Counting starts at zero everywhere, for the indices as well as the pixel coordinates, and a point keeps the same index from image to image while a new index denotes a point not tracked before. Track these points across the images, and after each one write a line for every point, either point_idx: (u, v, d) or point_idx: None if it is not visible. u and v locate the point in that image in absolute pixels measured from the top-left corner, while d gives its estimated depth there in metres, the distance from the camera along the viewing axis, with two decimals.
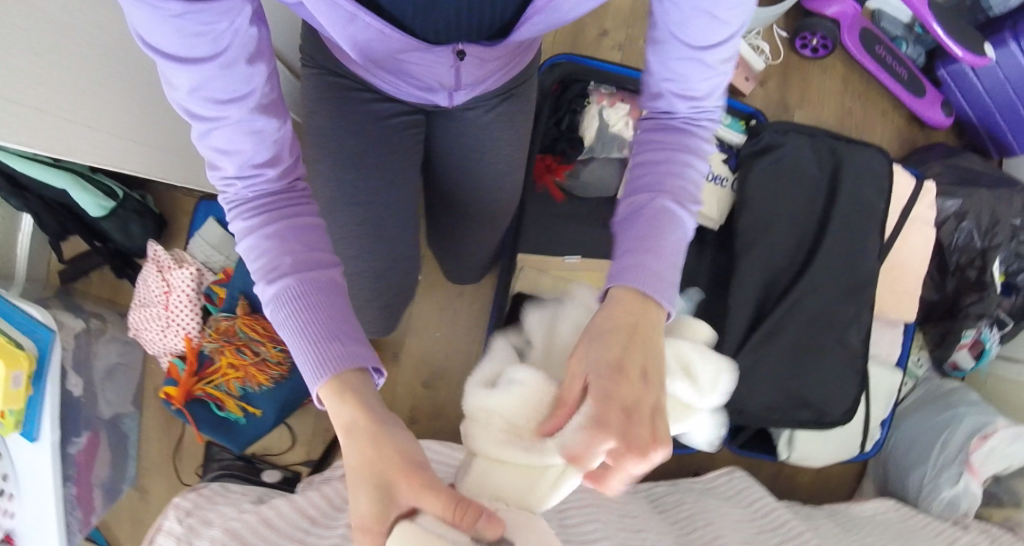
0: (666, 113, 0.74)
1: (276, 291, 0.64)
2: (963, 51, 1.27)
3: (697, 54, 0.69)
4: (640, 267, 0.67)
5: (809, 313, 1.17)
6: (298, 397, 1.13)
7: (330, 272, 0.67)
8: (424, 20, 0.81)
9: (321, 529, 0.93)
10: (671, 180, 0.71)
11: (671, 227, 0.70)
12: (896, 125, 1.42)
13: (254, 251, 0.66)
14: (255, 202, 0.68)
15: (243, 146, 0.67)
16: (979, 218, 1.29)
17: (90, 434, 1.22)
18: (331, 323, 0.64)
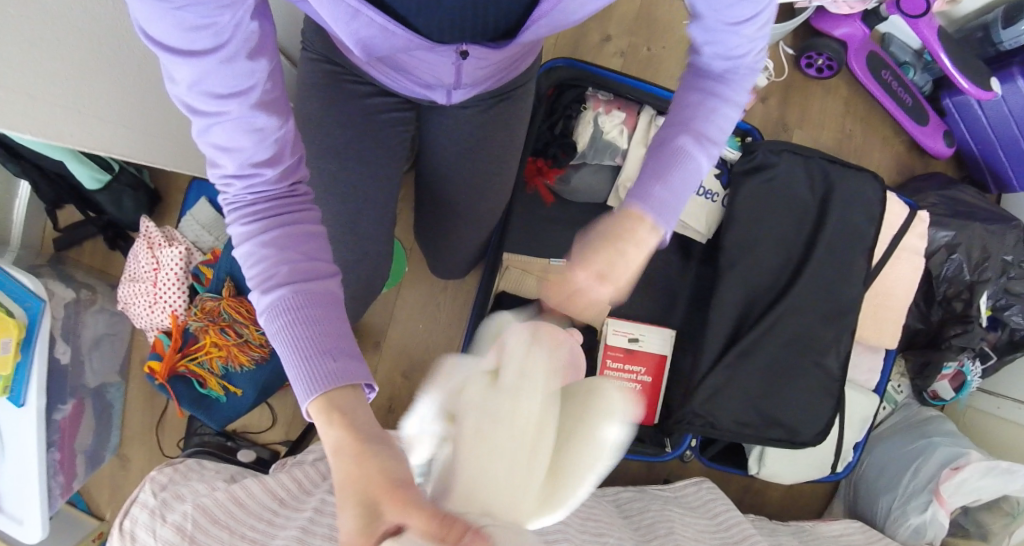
0: (704, 66, 0.75)
1: (274, 299, 0.66)
2: (968, 83, 1.26)
3: (728, 23, 0.70)
4: (649, 193, 0.73)
5: (787, 335, 1.18)
6: (277, 378, 1.17)
7: (326, 282, 0.68)
8: (427, 17, 0.81)
9: (288, 513, 0.96)
10: (694, 121, 0.75)
11: (685, 164, 0.74)
12: (895, 151, 1.42)
13: (253, 257, 0.68)
14: (253, 204, 0.70)
15: (243, 144, 0.69)
16: (970, 252, 1.30)
17: (75, 401, 1.25)
18: (323, 337, 0.65)
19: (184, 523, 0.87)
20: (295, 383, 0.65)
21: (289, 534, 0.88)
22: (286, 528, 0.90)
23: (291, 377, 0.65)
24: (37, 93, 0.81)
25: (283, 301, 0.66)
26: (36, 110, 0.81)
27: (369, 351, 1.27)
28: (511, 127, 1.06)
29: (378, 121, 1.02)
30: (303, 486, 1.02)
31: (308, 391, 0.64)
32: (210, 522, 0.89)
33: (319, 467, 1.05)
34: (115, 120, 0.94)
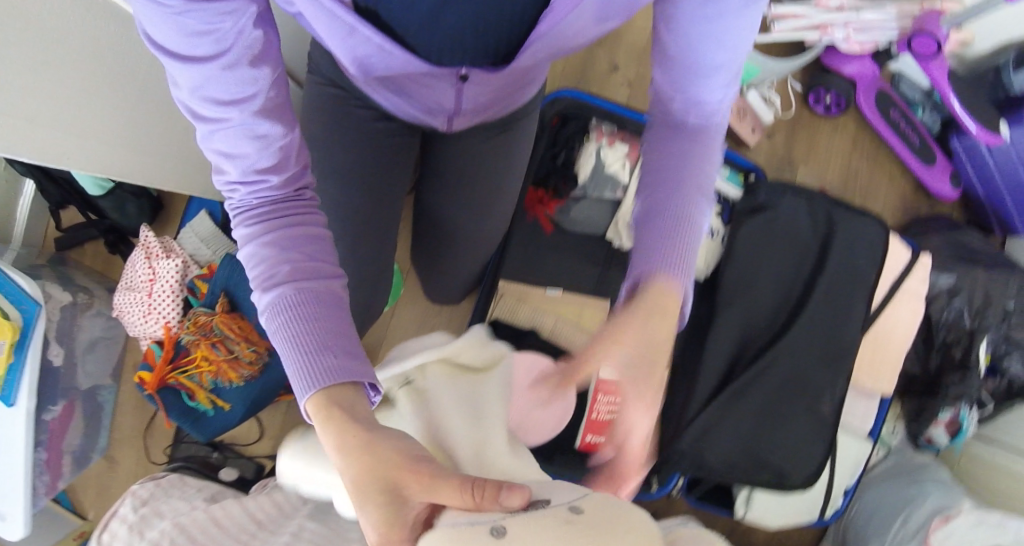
0: (677, 122, 0.75)
1: (273, 300, 0.65)
2: (975, 125, 1.24)
3: (706, 76, 0.71)
4: (660, 260, 0.69)
5: (781, 377, 1.16)
6: (267, 395, 1.14)
7: (329, 283, 0.67)
8: (429, 33, 0.79)
9: (266, 535, 0.93)
10: (690, 182, 0.73)
11: (691, 229, 0.71)
12: (902, 191, 1.41)
13: (254, 259, 0.67)
14: (257, 208, 0.68)
15: (246, 150, 0.67)
16: (971, 298, 1.28)
17: (66, 403, 1.22)
18: (322, 338, 0.64)
19: (161, 538, 0.87)
20: (294, 383, 0.64)
21: None
22: None
23: (289, 376, 0.64)
24: (34, 117, 0.78)
25: (282, 301, 0.65)
26: (31, 131, 0.78)
27: None
28: (514, 155, 1.06)
29: (382, 144, 1.01)
30: (282, 510, 1.00)
31: (307, 391, 0.63)
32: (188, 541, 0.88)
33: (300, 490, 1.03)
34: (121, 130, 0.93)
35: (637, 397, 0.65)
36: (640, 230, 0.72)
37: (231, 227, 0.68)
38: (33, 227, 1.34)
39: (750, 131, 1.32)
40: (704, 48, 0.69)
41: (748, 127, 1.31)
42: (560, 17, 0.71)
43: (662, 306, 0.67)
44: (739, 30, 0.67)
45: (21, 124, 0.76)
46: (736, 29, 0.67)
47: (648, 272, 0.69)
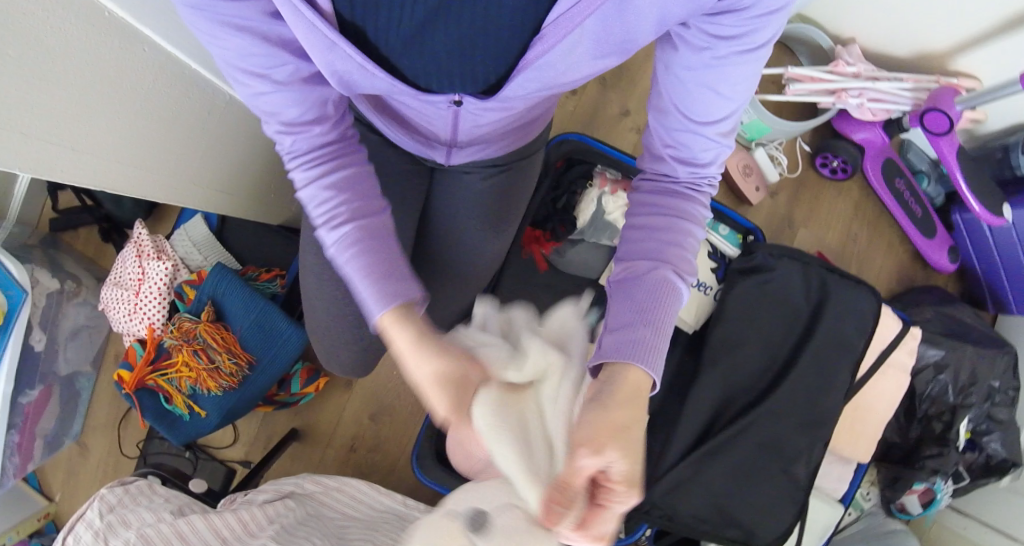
0: (668, 176, 0.81)
1: (341, 233, 0.77)
2: (979, 206, 1.25)
3: (699, 127, 0.77)
4: (637, 338, 0.72)
5: (760, 437, 1.17)
6: (243, 407, 1.13)
7: (379, 216, 0.80)
8: (412, 54, 0.76)
9: None
10: (672, 249, 0.77)
11: (671, 298, 0.75)
12: (900, 259, 1.41)
13: (318, 200, 0.79)
14: (310, 155, 0.80)
15: (292, 109, 0.78)
16: (957, 374, 1.28)
17: (43, 388, 1.16)
18: (386, 261, 0.77)
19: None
20: (367, 301, 0.76)
21: None
22: None
23: (360, 298, 0.77)
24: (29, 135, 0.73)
25: (349, 231, 0.77)
26: (31, 147, 0.74)
27: (339, 388, 1.26)
28: (513, 198, 1.07)
29: (391, 172, 1.02)
30: (247, 528, 0.96)
31: (381, 306, 0.75)
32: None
33: (266, 509, 1.01)
34: None
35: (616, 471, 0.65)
36: (616, 295, 0.77)
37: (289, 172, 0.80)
38: (31, 203, 1.27)
39: (754, 189, 1.35)
40: (700, 100, 0.75)
41: (754, 186, 1.34)
42: (550, 47, 0.72)
43: (633, 386, 0.70)
44: (732, 83, 0.73)
45: (16, 138, 0.72)
46: (729, 82, 0.73)
47: (621, 344, 0.72)
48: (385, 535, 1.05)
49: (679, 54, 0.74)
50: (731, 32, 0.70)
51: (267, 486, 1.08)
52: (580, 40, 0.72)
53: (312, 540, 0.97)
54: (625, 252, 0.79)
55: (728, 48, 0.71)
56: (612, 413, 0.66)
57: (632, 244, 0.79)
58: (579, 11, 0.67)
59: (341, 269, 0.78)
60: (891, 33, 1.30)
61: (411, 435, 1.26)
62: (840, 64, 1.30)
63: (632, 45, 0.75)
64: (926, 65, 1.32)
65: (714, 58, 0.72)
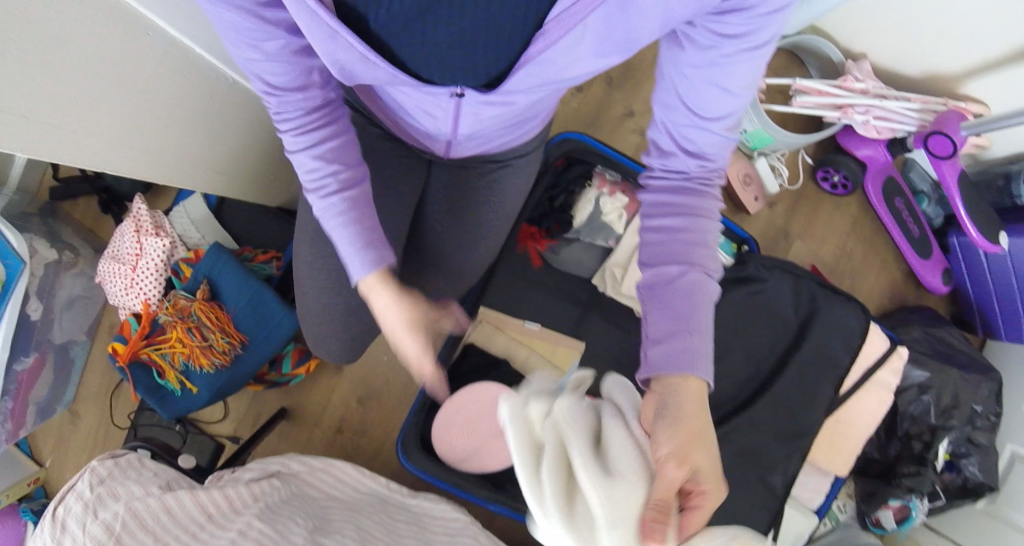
0: (678, 172, 0.79)
1: (330, 202, 0.83)
2: (976, 233, 1.25)
3: (707, 123, 0.76)
4: (683, 349, 0.73)
5: (737, 446, 1.19)
6: (235, 384, 1.16)
7: (361, 185, 0.86)
8: (408, 39, 0.75)
9: (214, 528, 0.92)
10: (698, 252, 0.77)
11: (705, 300, 0.75)
12: (892, 278, 1.43)
13: (309, 167, 0.83)
14: (297, 118, 0.83)
15: (281, 75, 0.79)
16: (940, 396, 1.29)
17: (37, 356, 1.18)
18: (371, 230, 0.84)
19: (113, 522, 0.86)
20: (352, 268, 0.84)
21: None
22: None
23: (345, 263, 0.84)
24: (30, 118, 0.78)
25: (338, 202, 0.83)
26: (33, 131, 0.79)
27: (330, 371, 1.29)
28: (510, 196, 1.08)
29: (390, 166, 1.03)
30: (232, 505, 0.98)
31: (364, 273, 0.83)
32: (138, 526, 0.86)
33: (252, 488, 1.02)
34: (141, 104, 0.90)
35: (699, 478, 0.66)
36: (649, 303, 0.77)
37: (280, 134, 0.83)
38: (31, 172, 1.28)
39: (754, 199, 1.36)
40: (707, 96, 0.74)
41: (752, 196, 1.35)
42: (553, 41, 0.72)
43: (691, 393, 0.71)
44: (740, 79, 0.72)
45: (18, 122, 0.77)
46: (737, 78, 0.72)
47: (663, 355, 0.73)
48: (366, 518, 1.07)
49: (685, 52, 0.73)
50: (738, 30, 0.69)
51: (253, 465, 1.10)
52: (581, 37, 0.72)
53: (295, 520, 0.98)
54: (648, 257, 0.79)
55: (735, 47, 0.70)
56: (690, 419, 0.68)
57: (653, 247, 0.78)
58: (580, 9, 0.68)
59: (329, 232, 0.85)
60: (903, 52, 1.30)
61: (396, 420, 1.29)
62: (848, 79, 1.30)
63: (633, 44, 0.76)
64: (934, 87, 1.32)
65: (721, 55, 0.71)
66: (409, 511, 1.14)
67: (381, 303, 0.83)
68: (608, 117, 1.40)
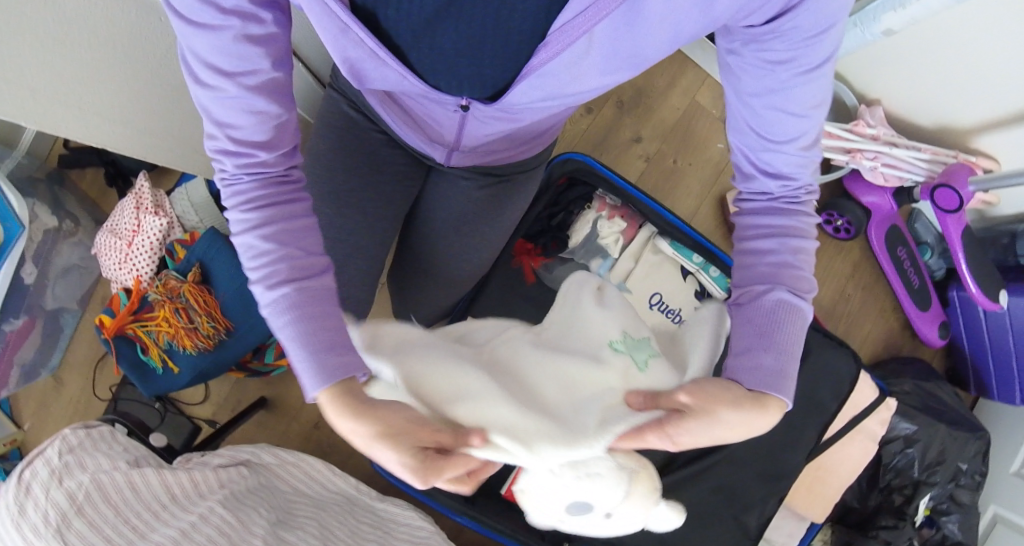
0: (761, 193, 0.77)
1: (280, 295, 0.68)
2: (976, 288, 1.24)
3: (779, 145, 0.73)
4: (760, 365, 0.71)
5: (716, 481, 1.17)
6: (216, 369, 1.16)
7: (321, 279, 0.70)
8: (422, 47, 0.76)
9: (177, 509, 0.90)
10: (786, 273, 0.74)
11: (794, 322, 0.72)
12: (889, 327, 1.42)
13: (256, 251, 0.69)
14: (251, 186, 0.70)
15: (242, 123, 0.69)
16: (926, 450, 1.26)
17: (27, 319, 1.19)
18: (329, 332, 0.68)
19: (77, 491, 0.85)
20: (306, 374, 0.67)
21: (164, 536, 0.84)
22: (164, 527, 0.86)
23: (297, 369, 0.68)
24: (38, 91, 0.79)
25: (288, 293, 0.68)
26: (37, 101, 0.79)
27: None
28: (508, 212, 1.08)
29: (391, 169, 1.03)
30: (197, 488, 0.96)
31: (320, 384, 0.66)
32: (102, 500, 0.85)
33: (219, 474, 1.00)
34: (145, 80, 0.90)
35: (703, 413, 0.69)
36: (735, 322, 0.75)
37: (227, 208, 0.70)
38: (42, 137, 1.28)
39: None
40: (774, 121, 0.72)
41: None
42: (555, 53, 0.71)
43: (737, 395, 0.70)
44: (804, 99, 0.70)
45: (27, 95, 0.77)
46: (800, 99, 0.70)
47: (744, 363, 0.72)
48: (331, 517, 1.05)
49: (742, 83, 0.73)
50: (786, 54, 0.69)
51: (224, 452, 1.09)
52: (586, 51, 0.72)
53: (259, 510, 0.96)
54: (738, 279, 0.77)
55: (787, 72, 0.70)
56: (726, 400, 0.69)
57: (741, 269, 0.76)
58: (583, 21, 0.67)
59: (277, 333, 0.69)
60: (919, 101, 1.29)
61: None
62: (860, 124, 1.30)
63: (641, 60, 0.75)
64: (947, 139, 1.31)
65: (775, 77, 0.70)
66: (374, 514, 1.13)
67: (345, 423, 0.67)
68: (616, 140, 1.40)
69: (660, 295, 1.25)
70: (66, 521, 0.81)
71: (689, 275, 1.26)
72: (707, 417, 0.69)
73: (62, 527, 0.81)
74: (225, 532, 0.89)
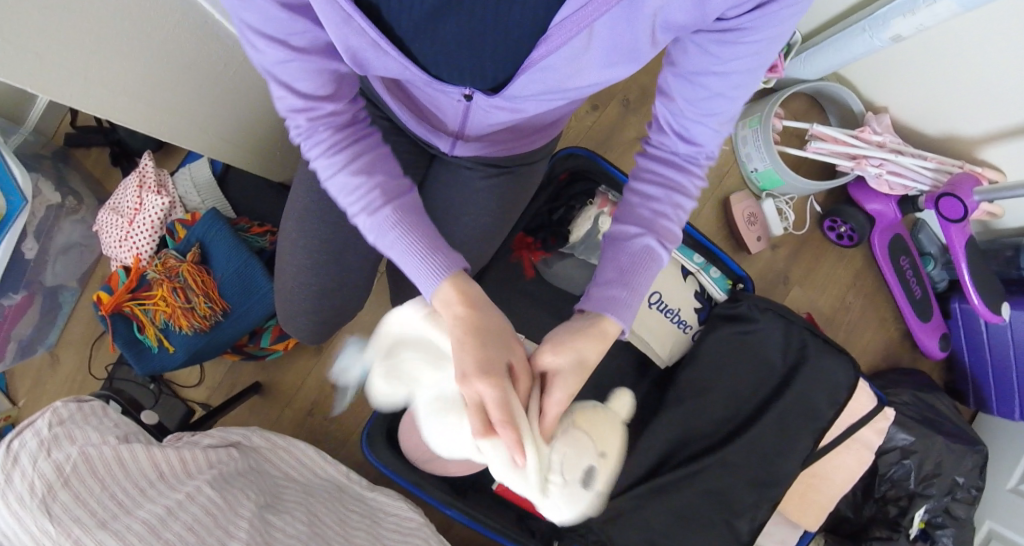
0: (668, 150, 0.85)
1: (383, 216, 0.81)
2: (978, 300, 1.23)
3: (702, 119, 0.81)
4: (611, 297, 0.80)
5: (708, 486, 1.16)
6: (211, 350, 1.15)
7: (410, 196, 0.84)
8: (424, 40, 0.76)
9: (164, 487, 0.90)
10: (659, 222, 0.84)
11: (650, 265, 0.83)
12: (888, 337, 1.42)
13: (352, 185, 0.82)
14: (331, 136, 0.82)
15: (308, 84, 0.80)
16: (922, 462, 1.25)
17: (26, 294, 1.19)
18: (429, 235, 0.81)
19: (65, 463, 0.84)
20: (421, 276, 0.79)
21: (149, 513, 0.83)
22: (149, 504, 0.85)
23: (412, 274, 0.80)
24: (42, 59, 0.78)
25: (390, 212, 0.81)
26: (41, 72, 0.79)
27: (308, 352, 1.29)
28: (511, 203, 1.08)
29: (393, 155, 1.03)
30: (185, 467, 0.95)
31: (438, 283, 0.78)
32: (89, 473, 0.85)
33: (208, 454, 1.00)
34: (151, 55, 0.90)
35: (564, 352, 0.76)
36: (603, 253, 0.85)
37: (317, 159, 0.82)
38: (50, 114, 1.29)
39: (755, 239, 1.38)
40: (706, 98, 0.79)
41: (754, 235, 1.37)
42: (557, 46, 0.72)
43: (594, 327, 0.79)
44: (735, 85, 0.77)
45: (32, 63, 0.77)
46: (734, 85, 0.77)
47: (602, 297, 0.81)
48: (319, 504, 1.05)
49: (688, 58, 0.78)
50: (742, 48, 0.74)
51: (214, 432, 1.08)
52: (586, 45, 0.73)
53: (245, 492, 0.96)
54: (620, 214, 0.86)
55: (736, 63, 0.76)
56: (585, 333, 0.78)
57: (627, 206, 0.86)
58: (587, 13, 0.69)
59: (385, 251, 0.82)
60: (925, 110, 1.29)
61: (367, 408, 1.29)
62: (866, 131, 1.30)
63: (639, 55, 0.77)
64: (953, 149, 1.30)
65: (724, 64, 0.76)
66: (363, 503, 1.12)
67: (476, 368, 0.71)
68: (620, 140, 1.40)
69: (660, 296, 1.28)
70: (52, 492, 0.81)
71: (690, 275, 1.31)
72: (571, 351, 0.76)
73: (48, 498, 0.81)
74: (210, 512, 0.88)
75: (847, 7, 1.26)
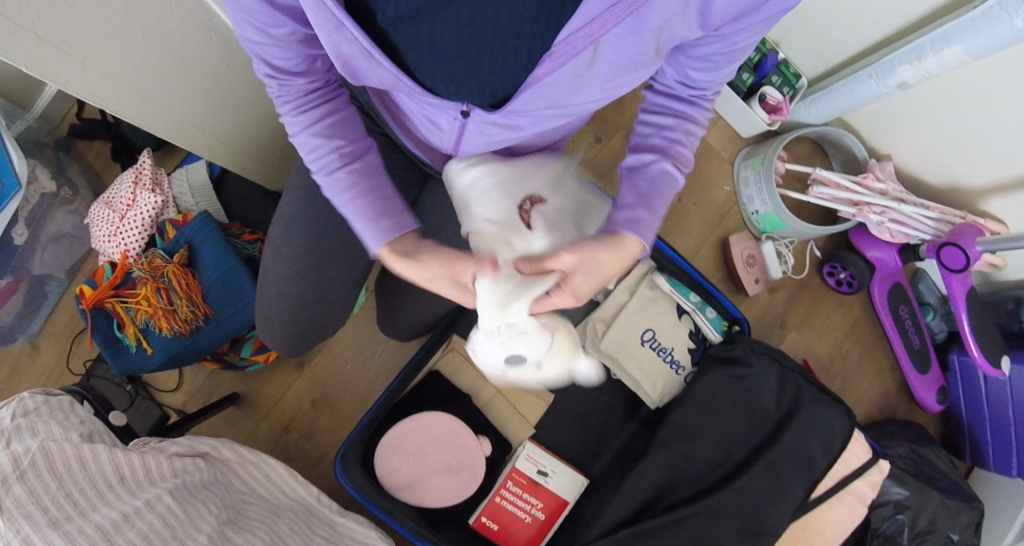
0: (676, 91, 0.84)
1: (338, 177, 0.83)
2: (978, 352, 1.20)
3: (709, 73, 0.80)
4: (638, 223, 0.81)
5: (697, 531, 1.10)
6: (191, 355, 1.11)
7: (368, 158, 0.86)
8: (416, 48, 0.74)
9: (125, 491, 0.84)
10: (674, 149, 0.84)
11: (670, 190, 0.84)
12: (884, 388, 1.39)
13: (313, 146, 0.84)
14: (299, 102, 0.83)
15: (281, 60, 0.79)
16: (916, 517, 1.20)
17: (10, 280, 1.15)
18: (383, 199, 0.84)
19: (23, 456, 0.79)
20: (368, 237, 0.84)
21: (104, 517, 0.78)
22: (106, 508, 0.80)
23: (358, 230, 0.84)
24: (44, 34, 0.76)
25: (345, 175, 0.83)
26: (43, 48, 0.77)
27: (291, 367, 1.25)
28: None
29: (396, 168, 1.01)
30: (151, 473, 0.90)
31: (379, 240, 0.83)
32: (46, 469, 0.80)
33: (174, 462, 0.94)
34: (160, 39, 0.88)
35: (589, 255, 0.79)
36: (624, 182, 0.85)
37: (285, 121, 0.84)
38: (57, 103, 1.27)
39: (753, 281, 1.35)
40: (713, 63, 0.78)
41: (753, 276, 1.34)
42: (560, 63, 0.71)
43: (609, 240, 0.81)
44: (738, 52, 0.77)
45: (31, 38, 0.75)
46: (738, 53, 0.77)
47: (624, 219, 0.82)
48: (286, 525, 0.99)
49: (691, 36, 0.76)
50: (747, 31, 0.74)
51: (182, 441, 1.02)
52: (590, 62, 0.73)
53: (209, 506, 0.90)
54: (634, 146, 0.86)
55: (739, 40, 0.75)
56: (602, 250, 0.80)
57: (640, 139, 0.86)
58: (593, 27, 0.68)
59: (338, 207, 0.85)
60: (929, 158, 1.28)
61: (347, 428, 1.24)
62: (869, 177, 1.29)
63: (643, 68, 0.76)
64: (956, 200, 1.30)
65: (729, 41, 0.75)
66: (333, 527, 1.06)
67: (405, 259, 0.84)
68: None
69: (653, 332, 1.26)
70: (6, 483, 0.76)
71: (685, 314, 1.28)
72: (587, 268, 0.79)
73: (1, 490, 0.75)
74: (169, 522, 0.82)
75: (855, 52, 1.27)
